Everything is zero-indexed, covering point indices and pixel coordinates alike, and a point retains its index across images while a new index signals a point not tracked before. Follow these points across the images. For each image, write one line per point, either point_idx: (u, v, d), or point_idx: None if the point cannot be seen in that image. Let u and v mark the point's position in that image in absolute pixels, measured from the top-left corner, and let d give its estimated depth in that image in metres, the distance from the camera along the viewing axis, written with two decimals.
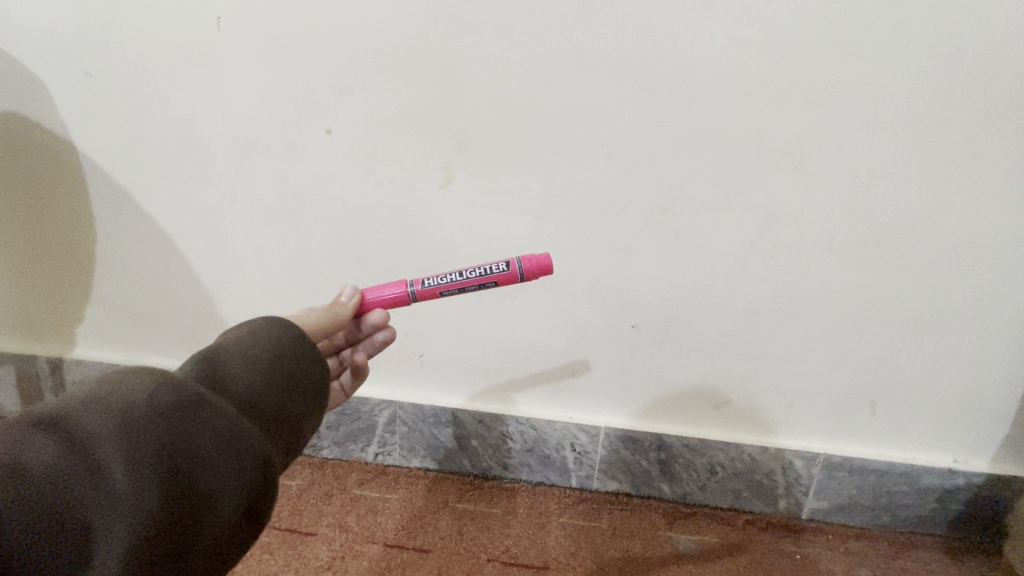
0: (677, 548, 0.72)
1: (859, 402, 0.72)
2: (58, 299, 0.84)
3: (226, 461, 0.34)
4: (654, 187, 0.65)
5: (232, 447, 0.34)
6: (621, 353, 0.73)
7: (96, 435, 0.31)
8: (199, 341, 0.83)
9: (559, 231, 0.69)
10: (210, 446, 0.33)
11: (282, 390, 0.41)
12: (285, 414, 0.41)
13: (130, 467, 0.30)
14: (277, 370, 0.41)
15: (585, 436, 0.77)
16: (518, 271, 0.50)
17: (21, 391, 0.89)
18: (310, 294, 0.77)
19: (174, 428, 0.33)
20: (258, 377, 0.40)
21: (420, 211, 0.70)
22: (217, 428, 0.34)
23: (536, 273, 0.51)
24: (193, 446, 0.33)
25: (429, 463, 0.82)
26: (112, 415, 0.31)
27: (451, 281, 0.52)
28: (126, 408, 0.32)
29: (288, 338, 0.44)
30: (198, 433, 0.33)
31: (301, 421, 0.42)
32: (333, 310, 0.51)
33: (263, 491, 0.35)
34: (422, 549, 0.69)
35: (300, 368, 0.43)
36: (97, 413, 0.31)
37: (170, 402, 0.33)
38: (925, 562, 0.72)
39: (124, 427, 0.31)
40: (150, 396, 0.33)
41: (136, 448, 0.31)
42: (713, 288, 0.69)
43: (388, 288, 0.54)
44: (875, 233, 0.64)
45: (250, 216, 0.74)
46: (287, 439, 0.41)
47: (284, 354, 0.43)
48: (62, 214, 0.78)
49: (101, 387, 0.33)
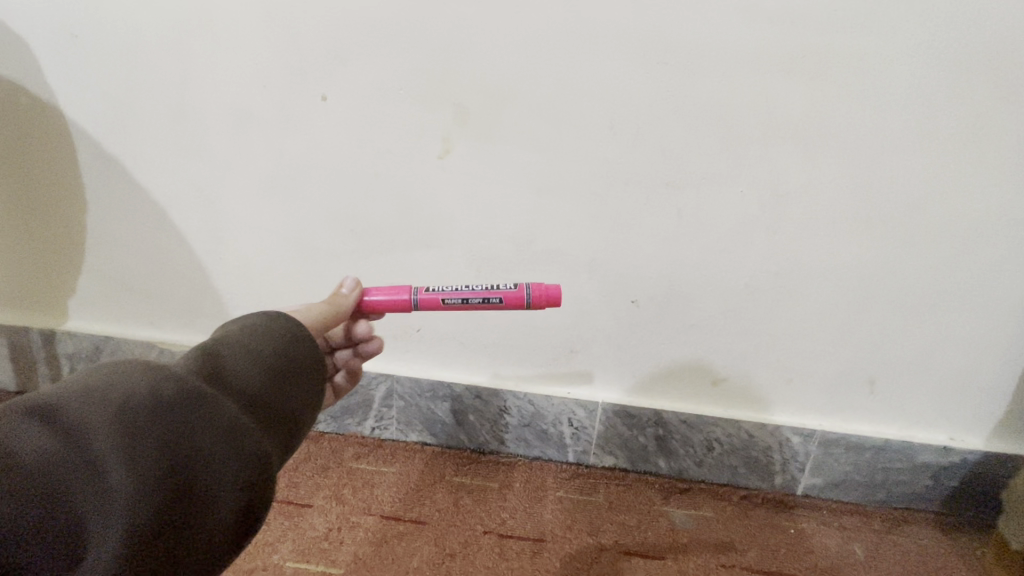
0: (672, 522, 0.72)
1: (858, 380, 0.72)
2: (50, 271, 0.82)
3: (224, 460, 0.33)
4: (657, 161, 0.64)
5: (230, 445, 0.33)
6: (620, 328, 0.73)
7: (92, 427, 0.29)
8: (194, 315, 0.82)
9: (559, 204, 0.67)
10: (209, 443, 0.33)
11: (281, 386, 0.40)
12: (284, 408, 0.39)
13: (127, 463, 0.29)
14: (278, 366, 0.40)
15: (582, 412, 0.76)
16: (526, 295, 0.51)
17: (13, 362, 0.88)
18: (306, 267, 0.76)
19: (174, 423, 0.32)
20: (258, 372, 0.39)
21: (419, 183, 0.69)
22: (216, 425, 0.33)
23: (543, 302, 0.51)
24: (192, 442, 0.32)
25: (427, 438, 0.81)
26: (110, 406, 0.30)
27: (457, 294, 0.51)
28: (124, 401, 0.31)
29: (292, 331, 0.43)
30: (198, 429, 0.33)
31: (300, 418, 0.41)
32: (333, 303, 0.51)
33: (261, 491, 0.34)
34: (418, 521, 0.69)
35: (301, 363, 0.42)
36: (95, 403, 0.30)
37: (169, 396, 0.32)
38: (918, 538, 0.72)
39: (123, 419, 0.30)
40: (150, 389, 0.32)
41: (133, 442, 0.30)
42: (715, 264, 0.68)
43: (389, 291, 0.53)
44: (881, 210, 0.63)
45: (245, 186, 0.72)
46: (286, 432, 0.40)
47: (286, 347, 0.42)
48: (55, 185, 0.76)
49: (100, 376, 0.32)
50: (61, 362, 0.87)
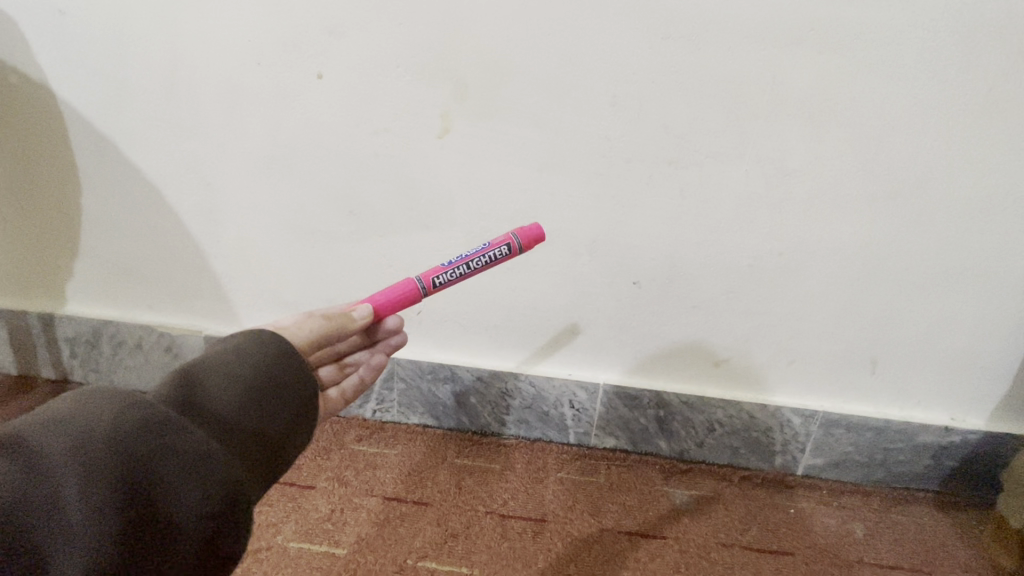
0: (673, 502, 0.72)
1: (860, 361, 0.72)
2: (47, 255, 0.81)
3: (189, 488, 0.32)
4: (660, 140, 0.63)
5: (196, 472, 0.33)
6: (622, 309, 0.72)
7: (51, 460, 0.29)
8: (193, 298, 0.81)
9: (560, 184, 0.66)
10: (174, 471, 0.32)
11: (261, 406, 0.40)
12: (263, 433, 0.39)
13: (87, 496, 0.29)
14: (258, 383, 0.40)
15: (584, 393, 0.76)
16: (518, 248, 0.53)
17: (12, 347, 0.88)
18: (304, 250, 0.75)
19: (137, 451, 0.31)
20: (235, 394, 0.39)
21: (418, 163, 0.68)
22: (182, 451, 0.33)
23: (531, 242, 0.54)
24: (156, 471, 0.32)
25: (428, 420, 0.81)
26: (71, 439, 0.30)
27: (462, 274, 0.53)
28: (86, 433, 0.31)
29: (272, 353, 0.43)
30: (163, 457, 0.32)
31: (284, 437, 0.40)
32: (334, 321, 0.50)
33: (231, 516, 0.34)
34: (420, 502, 0.69)
35: (283, 384, 0.42)
36: (56, 435, 0.30)
37: (132, 425, 0.32)
38: (916, 517, 0.73)
39: (84, 451, 0.30)
40: (113, 419, 0.32)
41: (95, 474, 0.29)
42: (717, 245, 0.67)
43: (397, 296, 0.53)
44: (886, 188, 0.62)
45: (241, 167, 0.71)
46: (267, 457, 0.39)
47: (265, 364, 0.42)
48: (48, 167, 0.75)
49: (65, 408, 0.32)
50: (60, 346, 0.87)
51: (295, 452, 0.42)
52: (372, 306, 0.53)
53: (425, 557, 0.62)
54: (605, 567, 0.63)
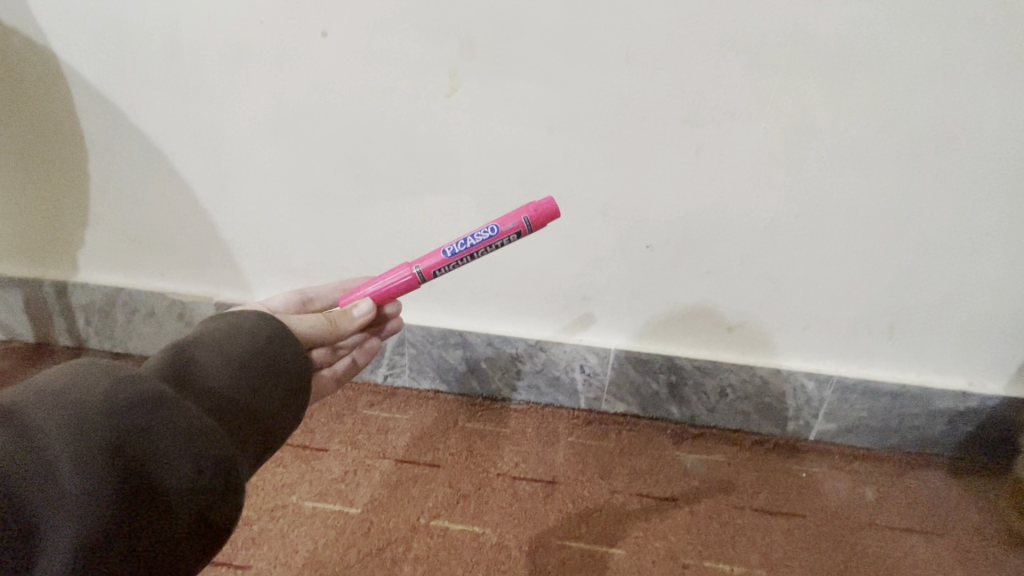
0: (683, 466, 0.72)
1: (877, 325, 0.70)
2: (58, 225, 0.82)
3: (183, 461, 0.31)
4: (676, 96, 0.60)
5: (190, 446, 0.31)
6: (634, 274, 0.71)
7: (43, 430, 0.28)
8: (203, 266, 0.81)
9: (572, 144, 0.64)
10: (167, 445, 0.31)
11: (255, 384, 0.39)
12: (256, 414, 0.38)
13: (81, 464, 0.27)
14: (252, 365, 0.40)
15: (595, 358, 0.76)
16: (525, 225, 0.50)
17: (29, 315, 0.89)
18: (312, 215, 0.74)
19: (130, 423, 0.30)
20: (230, 374, 0.38)
21: (425, 124, 0.66)
22: (176, 426, 0.31)
23: (541, 221, 0.50)
24: (148, 447, 0.30)
25: (439, 385, 0.82)
26: (65, 408, 0.29)
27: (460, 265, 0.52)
28: (80, 403, 0.29)
29: (266, 335, 0.42)
30: (157, 432, 0.31)
31: (277, 418, 0.40)
32: (335, 322, 0.50)
33: (224, 494, 0.32)
34: (432, 464, 0.70)
35: (278, 366, 0.41)
36: (48, 406, 0.29)
37: (127, 398, 0.31)
38: (930, 482, 0.72)
39: (77, 420, 0.28)
40: (107, 391, 0.30)
41: (89, 444, 0.28)
42: (733, 207, 0.65)
43: (395, 287, 0.53)
44: (912, 146, 0.60)
45: (246, 131, 0.70)
46: (258, 437, 0.38)
47: (259, 346, 0.41)
48: (55, 134, 0.74)
49: (59, 380, 0.31)
50: (75, 314, 0.88)
51: (284, 435, 0.41)
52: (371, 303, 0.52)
53: (437, 516, 0.63)
54: (616, 528, 0.63)
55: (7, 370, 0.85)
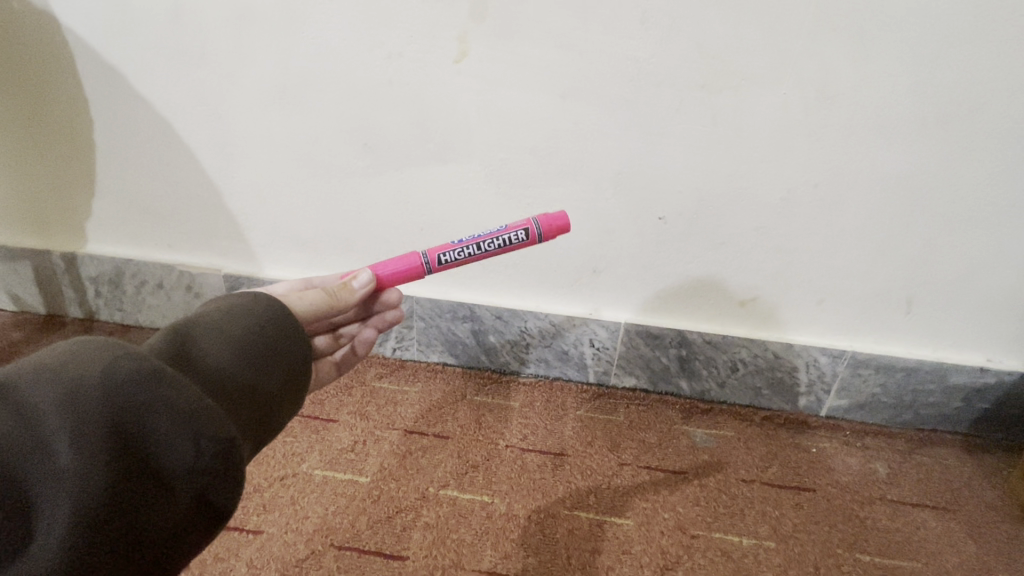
0: (692, 440, 0.72)
1: (895, 300, 0.69)
2: (66, 195, 0.81)
3: (183, 440, 0.30)
4: (693, 60, 0.58)
5: (190, 425, 0.30)
6: (646, 246, 0.70)
7: (39, 407, 0.27)
8: (210, 238, 0.81)
9: (584, 112, 0.63)
10: (166, 424, 0.30)
11: (255, 363, 0.39)
12: (254, 393, 0.38)
13: (78, 443, 0.27)
14: (253, 346, 0.40)
15: (605, 333, 0.75)
16: (536, 235, 0.51)
17: (39, 286, 0.89)
18: (319, 185, 0.73)
19: (128, 401, 0.29)
20: (230, 354, 0.38)
21: (434, 91, 0.64)
22: (177, 406, 0.31)
23: (553, 234, 0.51)
24: (147, 427, 0.29)
25: (447, 359, 0.82)
26: (62, 384, 0.28)
27: (470, 255, 0.51)
28: (77, 380, 0.28)
29: (267, 317, 0.42)
30: (156, 411, 0.30)
31: (277, 398, 0.40)
32: (335, 295, 0.49)
33: (223, 474, 0.32)
34: (441, 436, 0.70)
35: (280, 348, 0.41)
36: (45, 382, 0.28)
37: (126, 374, 0.30)
38: (943, 458, 0.72)
39: (74, 398, 0.27)
40: (105, 368, 0.29)
41: (86, 422, 0.27)
42: (749, 177, 0.64)
43: (401, 266, 0.51)
44: (939, 112, 0.58)
45: (252, 98, 0.69)
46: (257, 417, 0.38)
47: (260, 326, 0.41)
48: (60, 101, 0.74)
49: (58, 356, 0.30)
50: (84, 285, 0.88)
51: (282, 416, 0.41)
52: (373, 274, 0.51)
53: (446, 486, 0.63)
54: (623, 500, 0.63)
55: (19, 341, 0.86)
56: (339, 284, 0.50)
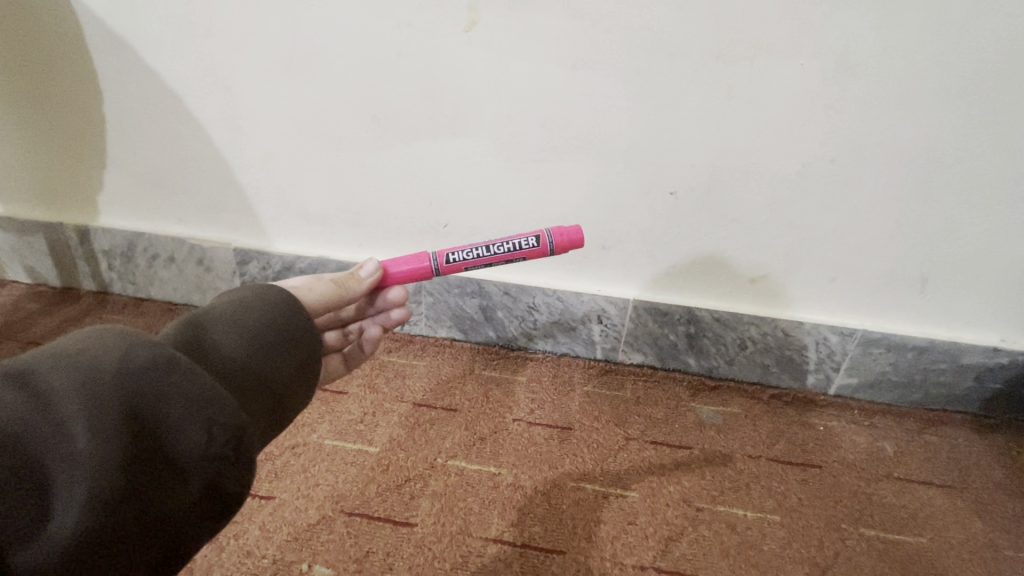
0: (699, 417, 0.72)
1: (909, 278, 0.68)
2: (77, 168, 0.82)
3: (195, 426, 0.30)
4: (708, 29, 0.57)
5: (202, 413, 0.31)
6: (657, 222, 0.69)
7: (56, 391, 0.27)
8: (220, 211, 0.81)
9: (596, 83, 0.62)
10: (179, 411, 0.30)
11: (264, 353, 0.39)
12: (264, 383, 0.38)
13: (95, 427, 0.27)
14: (263, 337, 0.40)
15: (613, 309, 0.75)
16: (548, 247, 0.51)
17: (54, 259, 0.90)
18: (328, 159, 0.73)
19: (143, 388, 0.29)
20: (241, 344, 0.38)
21: (443, 62, 0.64)
22: (189, 393, 0.31)
23: (565, 248, 0.51)
24: (160, 413, 0.30)
25: (455, 334, 0.82)
26: (79, 370, 0.28)
27: (478, 257, 0.51)
28: (94, 366, 0.28)
29: (279, 307, 0.42)
30: (170, 398, 0.30)
31: (286, 389, 0.40)
32: (344, 285, 0.50)
33: (233, 461, 0.32)
34: (449, 409, 0.71)
35: (290, 338, 0.41)
36: (62, 367, 0.28)
37: (141, 362, 0.30)
38: (952, 438, 0.71)
39: (91, 383, 0.28)
40: (121, 354, 0.30)
41: (103, 406, 0.27)
42: (763, 150, 0.62)
43: (410, 262, 0.53)
44: (962, 84, 0.56)
45: (260, 69, 0.68)
46: (265, 406, 0.38)
47: (269, 318, 0.41)
48: (70, 73, 0.73)
49: (75, 343, 0.30)
50: (97, 258, 0.89)
51: (291, 406, 0.41)
52: (379, 265, 0.53)
53: (454, 457, 0.64)
54: (629, 473, 0.64)
55: (35, 312, 0.87)
56: (347, 275, 0.51)
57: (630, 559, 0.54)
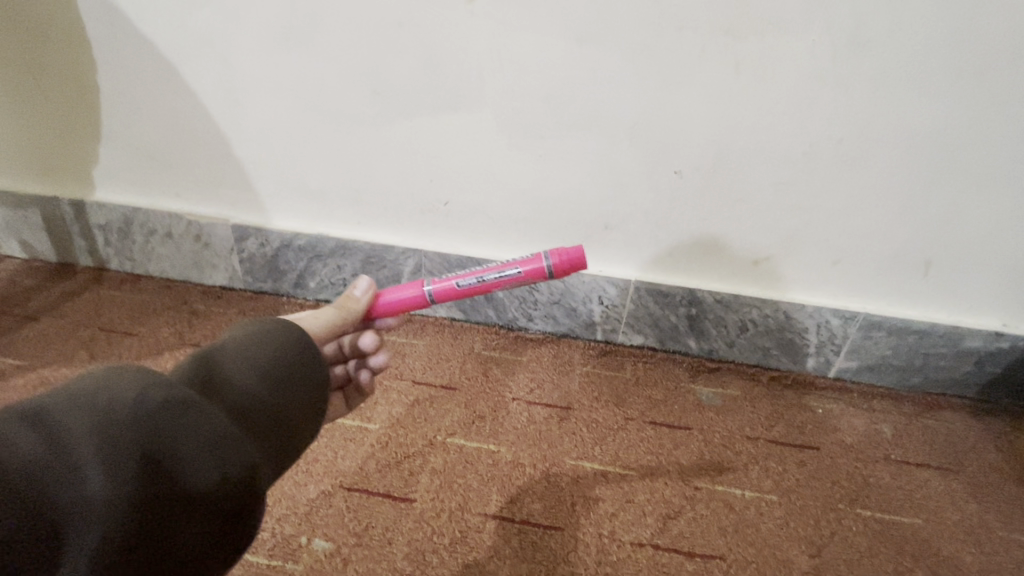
0: (698, 398, 0.72)
1: (914, 261, 0.67)
2: (72, 143, 0.80)
3: (210, 469, 0.29)
4: (718, 3, 0.55)
5: (216, 454, 0.29)
6: (661, 202, 0.68)
7: (71, 433, 0.26)
8: (217, 187, 0.80)
9: (601, 58, 0.60)
10: (194, 452, 0.29)
11: (279, 385, 0.37)
12: (277, 417, 0.36)
13: (108, 471, 0.26)
14: (278, 370, 0.38)
15: (614, 290, 0.75)
16: (546, 267, 0.47)
17: (50, 235, 0.89)
18: (328, 134, 0.72)
19: (158, 429, 0.28)
20: (256, 377, 0.36)
21: (446, 35, 0.62)
22: (204, 434, 0.29)
23: (566, 270, 0.47)
24: (175, 454, 0.28)
25: (454, 313, 0.82)
26: (95, 411, 0.27)
27: (471, 276, 0.48)
28: (110, 408, 0.27)
29: (295, 341, 0.40)
30: (185, 438, 0.29)
31: (299, 424, 0.38)
32: (344, 307, 0.49)
33: (244, 504, 0.30)
34: (449, 387, 0.71)
35: (305, 371, 0.39)
36: (77, 409, 0.27)
37: (157, 402, 0.28)
38: (950, 422, 0.72)
39: (107, 425, 0.27)
40: (137, 393, 0.28)
41: (116, 450, 0.26)
42: (771, 129, 0.61)
43: (403, 290, 0.50)
44: (976, 62, 0.55)
45: (258, 39, 0.66)
46: (280, 442, 0.36)
47: (283, 351, 0.39)
48: (64, 43, 0.72)
49: (89, 382, 0.29)
50: (94, 234, 0.88)
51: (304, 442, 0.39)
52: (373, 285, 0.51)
53: (454, 435, 0.64)
54: (628, 452, 0.64)
55: (33, 287, 0.87)
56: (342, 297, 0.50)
57: (628, 536, 0.55)
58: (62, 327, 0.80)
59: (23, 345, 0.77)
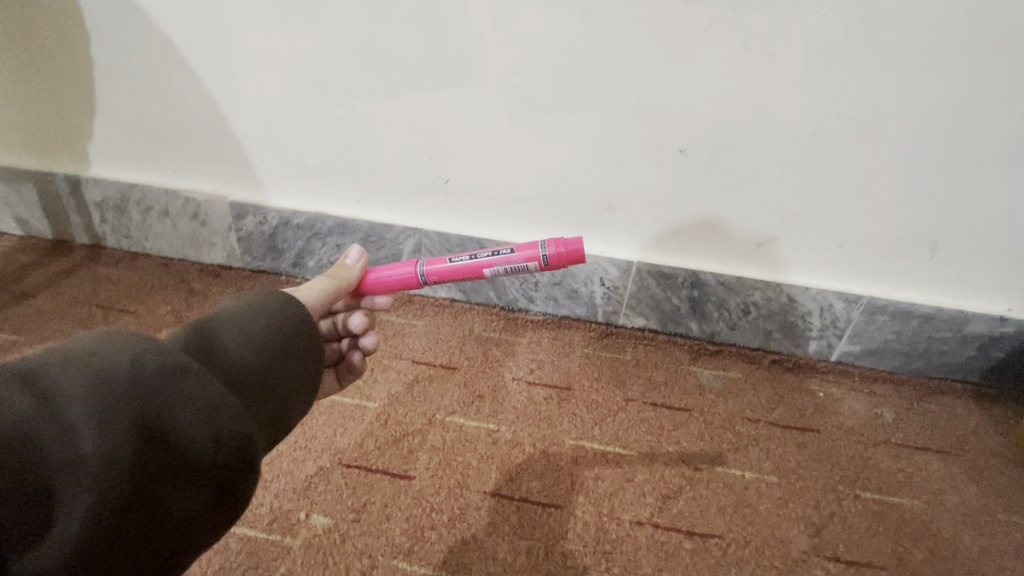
0: (698, 380, 0.72)
1: (920, 244, 0.66)
2: (65, 116, 0.79)
3: (204, 435, 0.28)
4: None
5: (210, 421, 0.29)
6: (665, 181, 0.67)
7: (65, 394, 0.25)
8: (214, 163, 0.79)
9: (607, 31, 0.59)
10: (188, 419, 0.28)
11: (273, 357, 0.37)
12: (271, 388, 0.36)
13: (102, 432, 0.25)
14: (272, 342, 0.37)
15: (616, 272, 0.74)
16: (542, 256, 0.46)
17: (45, 211, 0.88)
18: (327, 109, 0.70)
19: (152, 394, 0.27)
20: (251, 348, 0.36)
21: (448, 6, 0.60)
22: (199, 401, 0.29)
23: (562, 261, 0.46)
24: (170, 420, 0.28)
25: (454, 294, 0.81)
26: (89, 373, 0.26)
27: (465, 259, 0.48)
28: (103, 370, 0.27)
29: (290, 315, 0.39)
30: (179, 404, 0.28)
31: (292, 398, 0.37)
32: (335, 275, 0.49)
33: (238, 472, 0.30)
34: (448, 367, 0.70)
35: (299, 346, 0.39)
36: (71, 369, 0.26)
37: (152, 367, 0.28)
38: (951, 407, 0.71)
39: (101, 387, 0.26)
40: (132, 357, 0.28)
41: (110, 412, 0.26)
42: (779, 106, 0.60)
43: (396, 269, 0.50)
44: (992, 38, 0.53)
45: (255, 10, 0.65)
46: (274, 413, 0.36)
47: (278, 324, 0.38)
48: (55, 11, 0.70)
49: (84, 344, 0.28)
50: (89, 210, 0.87)
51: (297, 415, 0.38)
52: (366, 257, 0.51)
53: (453, 414, 0.64)
54: (628, 432, 0.63)
55: (29, 264, 0.86)
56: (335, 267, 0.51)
57: (627, 515, 0.55)
58: (58, 304, 0.79)
59: (19, 321, 0.76)
